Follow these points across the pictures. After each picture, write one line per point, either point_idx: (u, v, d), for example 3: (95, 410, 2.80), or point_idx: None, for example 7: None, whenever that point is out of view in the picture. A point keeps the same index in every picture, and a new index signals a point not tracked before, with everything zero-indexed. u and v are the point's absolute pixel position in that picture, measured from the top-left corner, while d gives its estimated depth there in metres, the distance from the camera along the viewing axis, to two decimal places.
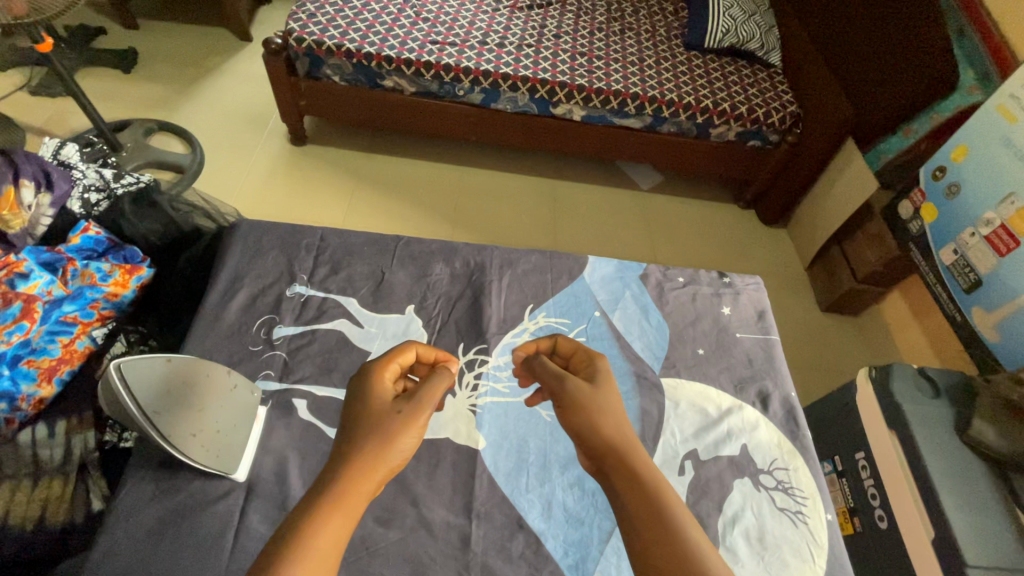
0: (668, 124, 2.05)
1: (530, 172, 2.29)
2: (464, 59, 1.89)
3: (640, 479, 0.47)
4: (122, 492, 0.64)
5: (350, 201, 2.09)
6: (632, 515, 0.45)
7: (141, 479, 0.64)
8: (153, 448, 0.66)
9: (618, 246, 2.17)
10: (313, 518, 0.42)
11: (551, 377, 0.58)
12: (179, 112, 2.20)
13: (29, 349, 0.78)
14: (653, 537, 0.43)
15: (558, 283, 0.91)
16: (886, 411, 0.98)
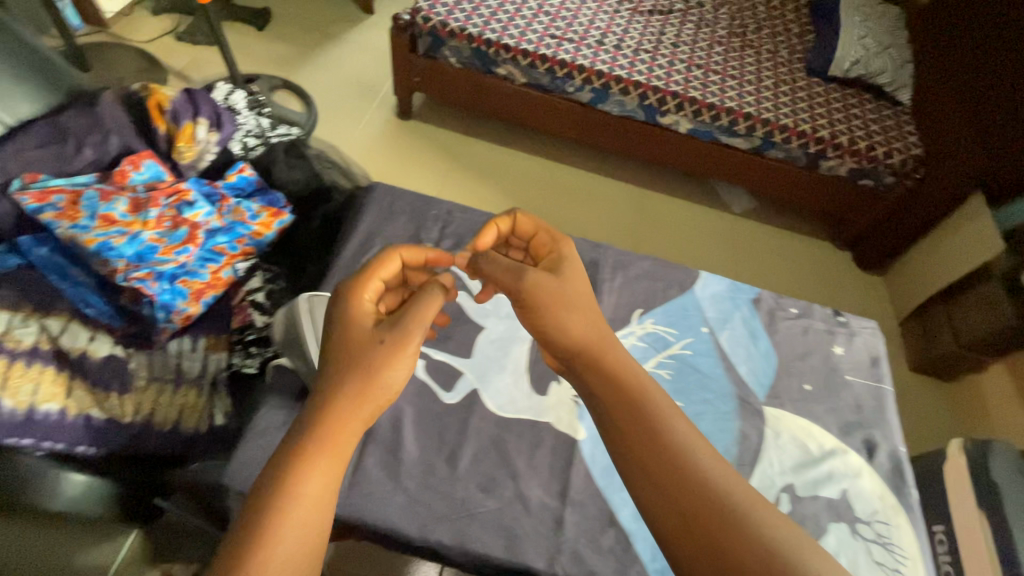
0: (776, 150, 1.97)
1: (623, 176, 2.28)
2: (580, 56, 1.90)
3: (623, 377, 0.53)
4: (260, 413, 0.70)
5: (444, 178, 2.15)
6: (616, 424, 0.51)
7: (277, 405, 0.70)
8: (289, 379, 0.73)
9: (699, 262, 2.14)
10: (292, 475, 0.45)
11: (511, 270, 0.61)
12: (301, 72, 2.33)
13: (184, 270, 0.83)
14: (635, 441, 0.49)
15: (669, 292, 0.91)
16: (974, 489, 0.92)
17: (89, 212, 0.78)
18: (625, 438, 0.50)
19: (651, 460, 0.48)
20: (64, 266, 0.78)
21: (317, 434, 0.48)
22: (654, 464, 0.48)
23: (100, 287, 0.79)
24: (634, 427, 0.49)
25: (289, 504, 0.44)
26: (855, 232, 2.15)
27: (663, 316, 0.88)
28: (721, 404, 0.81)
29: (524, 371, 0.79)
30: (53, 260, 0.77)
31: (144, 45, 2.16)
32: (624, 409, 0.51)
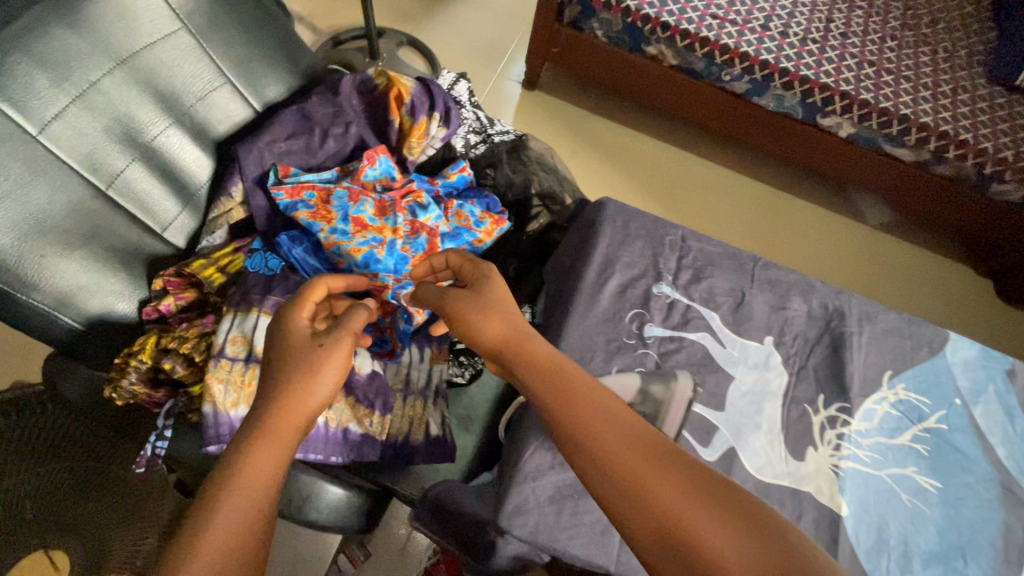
0: (944, 166, 1.80)
1: (756, 172, 2.14)
2: (744, 42, 1.73)
3: (540, 373, 0.56)
4: (525, 453, 0.68)
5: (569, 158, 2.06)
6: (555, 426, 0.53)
7: (541, 446, 0.68)
8: None
9: (824, 272, 2.02)
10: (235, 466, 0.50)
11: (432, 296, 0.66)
12: (424, 28, 2.21)
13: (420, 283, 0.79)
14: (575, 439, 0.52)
15: (918, 354, 0.84)
16: None
17: (341, 212, 0.75)
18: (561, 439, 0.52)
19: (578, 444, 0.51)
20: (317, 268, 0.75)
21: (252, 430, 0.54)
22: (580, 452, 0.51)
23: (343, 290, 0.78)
24: (562, 422, 0.53)
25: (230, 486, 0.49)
26: (1006, 261, 1.97)
27: (914, 382, 0.81)
28: (983, 490, 0.75)
29: (779, 432, 0.74)
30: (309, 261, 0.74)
31: None
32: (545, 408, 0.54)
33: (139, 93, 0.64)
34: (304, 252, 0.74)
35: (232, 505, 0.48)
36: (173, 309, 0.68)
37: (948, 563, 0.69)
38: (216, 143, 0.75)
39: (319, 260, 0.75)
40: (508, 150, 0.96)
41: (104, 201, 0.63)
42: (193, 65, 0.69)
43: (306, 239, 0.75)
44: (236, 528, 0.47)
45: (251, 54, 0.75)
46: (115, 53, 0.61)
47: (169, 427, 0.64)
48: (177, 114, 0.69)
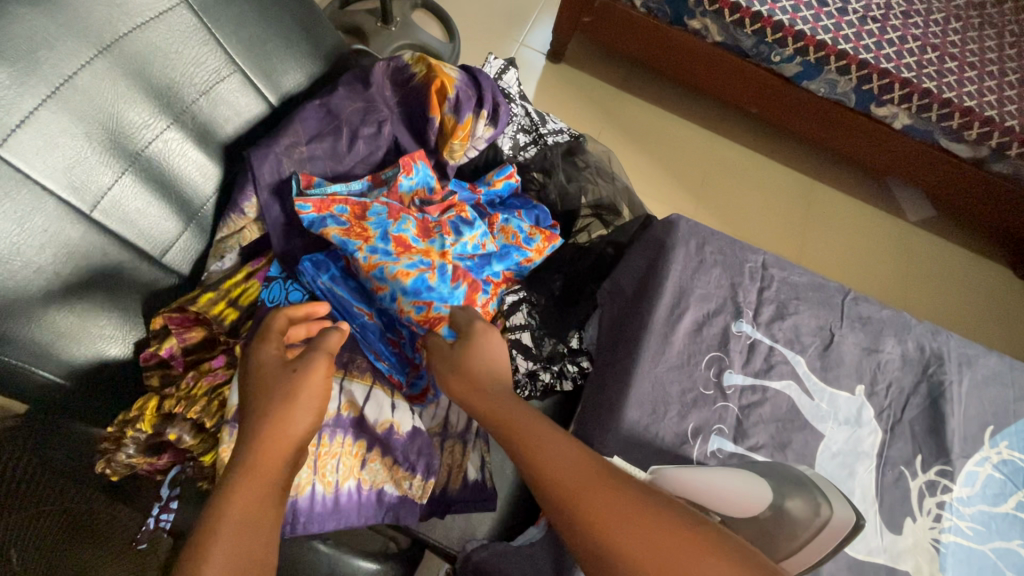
0: (1002, 164, 1.67)
1: (793, 161, 2.00)
2: (800, 19, 1.57)
3: (514, 422, 0.50)
4: None
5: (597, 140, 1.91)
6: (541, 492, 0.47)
7: None
8: None
9: (859, 271, 1.90)
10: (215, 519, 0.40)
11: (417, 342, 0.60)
12: None
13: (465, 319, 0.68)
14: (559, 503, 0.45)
15: (1021, 405, 0.74)
16: None
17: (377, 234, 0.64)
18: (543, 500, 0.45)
19: (552, 503, 0.44)
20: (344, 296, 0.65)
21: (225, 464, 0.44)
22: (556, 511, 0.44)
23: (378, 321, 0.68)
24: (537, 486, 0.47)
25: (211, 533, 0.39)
26: None
27: (1018, 439, 0.72)
28: None
29: (874, 500, 0.65)
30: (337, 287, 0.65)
31: None
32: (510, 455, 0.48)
33: (129, 88, 0.51)
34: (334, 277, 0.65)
35: (224, 544, 0.38)
36: (177, 352, 0.58)
37: None
38: (224, 147, 0.61)
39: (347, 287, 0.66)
40: (563, 153, 0.84)
41: (91, 227, 0.51)
42: (196, 50, 0.55)
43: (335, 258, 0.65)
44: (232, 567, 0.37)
45: (266, 35, 0.61)
46: (95, 38, 0.47)
47: (174, 497, 0.55)
48: (177, 113, 0.55)
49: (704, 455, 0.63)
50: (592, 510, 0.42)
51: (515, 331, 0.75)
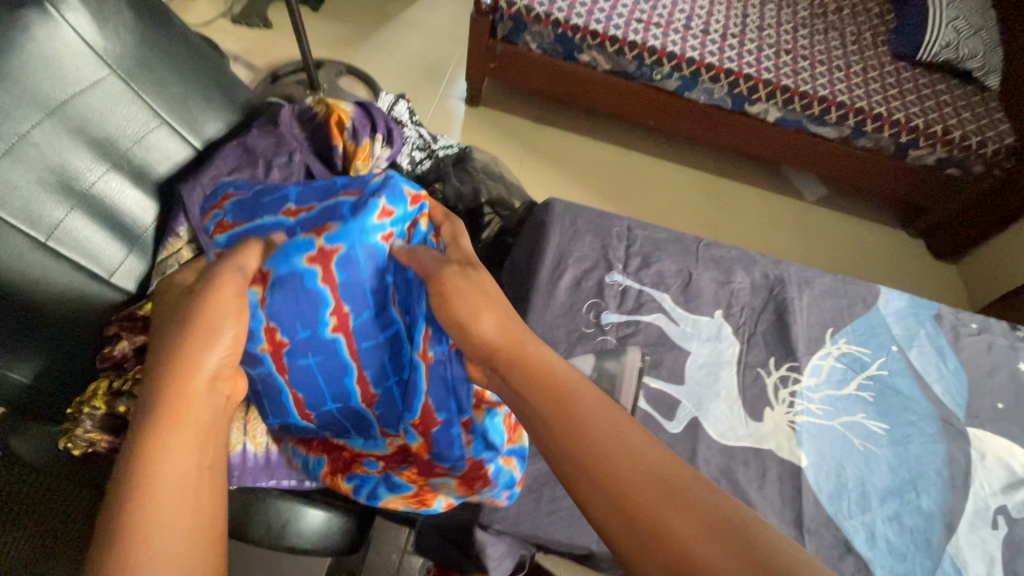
0: (865, 139, 1.93)
1: (697, 165, 2.24)
2: (670, 42, 1.84)
3: (545, 394, 0.52)
4: None
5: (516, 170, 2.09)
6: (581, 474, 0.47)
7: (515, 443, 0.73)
8: None
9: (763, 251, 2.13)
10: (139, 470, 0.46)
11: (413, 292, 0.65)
12: (363, 56, 2.26)
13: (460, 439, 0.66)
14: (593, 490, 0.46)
15: (854, 309, 0.90)
16: None
17: (343, 266, 0.64)
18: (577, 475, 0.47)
19: (590, 486, 0.46)
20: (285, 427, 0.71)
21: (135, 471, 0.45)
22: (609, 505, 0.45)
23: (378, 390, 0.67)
24: (578, 457, 0.48)
25: (142, 529, 0.43)
26: (931, 221, 2.15)
27: (854, 335, 0.88)
28: (925, 426, 0.81)
29: (737, 397, 0.79)
30: (275, 386, 0.66)
31: (200, 29, 2.14)
32: (566, 449, 0.49)
33: (72, 141, 0.64)
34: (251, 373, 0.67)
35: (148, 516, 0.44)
36: (129, 355, 0.68)
37: (902, 497, 0.75)
38: (158, 184, 0.75)
39: (318, 361, 0.65)
40: (454, 163, 0.98)
41: (44, 252, 0.62)
42: (127, 109, 0.69)
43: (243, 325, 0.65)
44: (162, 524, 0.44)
45: (187, 93, 0.76)
46: (43, 104, 0.61)
47: None
48: (114, 159, 0.69)
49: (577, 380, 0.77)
50: (633, 489, 0.44)
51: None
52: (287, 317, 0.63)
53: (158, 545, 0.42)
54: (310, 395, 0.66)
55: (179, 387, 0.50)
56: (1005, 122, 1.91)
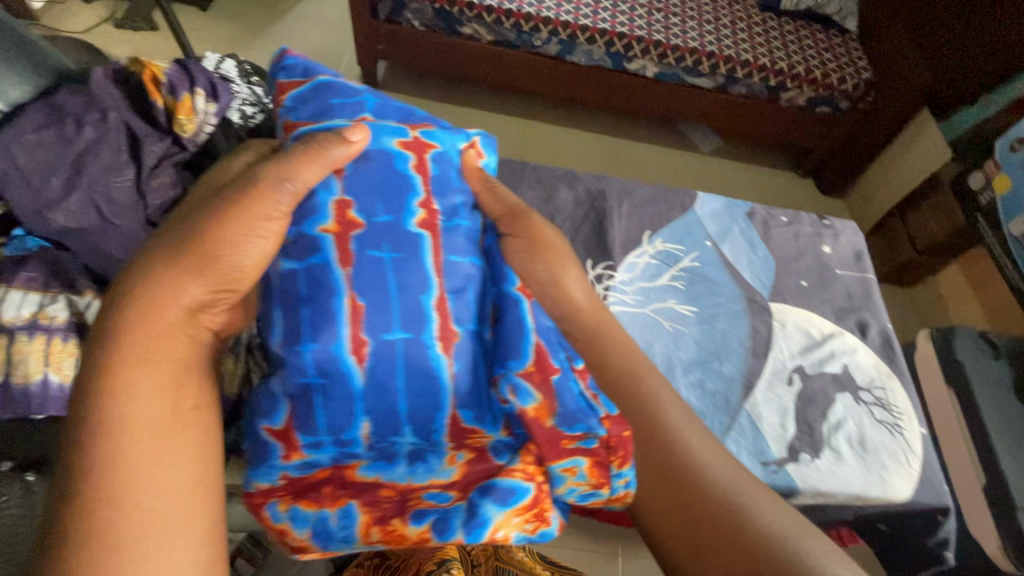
0: (739, 86, 2.05)
1: (596, 128, 2.33)
2: (545, 8, 1.91)
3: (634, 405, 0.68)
4: None
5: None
6: (651, 480, 0.65)
7: None
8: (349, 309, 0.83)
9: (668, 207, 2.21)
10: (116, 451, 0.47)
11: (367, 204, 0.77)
12: (257, 51, 2.26)
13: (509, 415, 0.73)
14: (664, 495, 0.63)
15: (672, 213, 0.98)
16: (954, 379, 1.41)
17: (433, 167, 0.84)
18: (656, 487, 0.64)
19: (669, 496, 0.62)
20: (307, 387, 0.67)
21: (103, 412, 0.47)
22: (677, 530, 0.61)
23: (459, 330, 0.75)
24: (655, 470, 0.65)
25: (129, 490, 0.45)
26: (816, 159, 2.28)
27: (670, 235, 0.95)
28: (731, 305, 0.89)
29: None
30: (330, 288, 0.69)
31: (81, 36, 2.10)
32: (651, 461, 0.65)
33: None
34: (299, 263, 0.70)
35: (125, 494, 0.45)
36: None
37: (706, 366, 0.83)
38: None
39: (391, 257, 0.73)
40: None
41: None
42: None
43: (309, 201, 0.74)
44: (149, 514, 0.45)
45: None
46: None
47: None
48: None
49: None
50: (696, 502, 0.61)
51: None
52: (371, 196, 0.76)
53: (147, 483, 0.46)
54: (373, 305, 0.70)
55: (144, 312, 0.53)
56: (864, 61, 2.06)
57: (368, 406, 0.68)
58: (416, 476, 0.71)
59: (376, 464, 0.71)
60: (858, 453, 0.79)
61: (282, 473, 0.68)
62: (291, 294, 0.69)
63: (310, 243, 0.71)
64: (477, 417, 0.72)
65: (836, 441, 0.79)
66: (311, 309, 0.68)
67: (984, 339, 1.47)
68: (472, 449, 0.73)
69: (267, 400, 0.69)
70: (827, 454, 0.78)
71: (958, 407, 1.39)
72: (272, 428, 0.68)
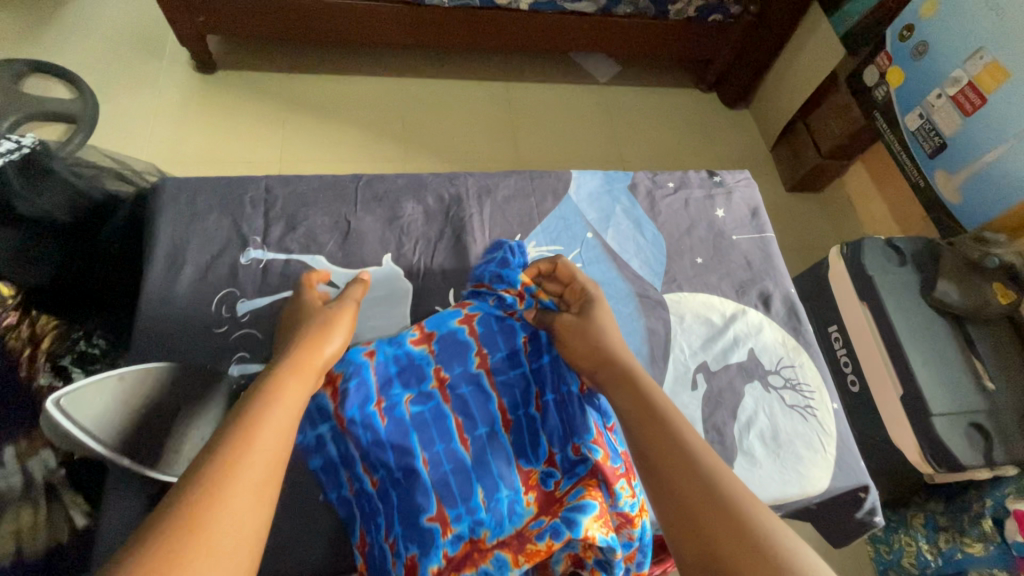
0: (623, 6, 1.85)
1: (480, 75, 2.08)
2: None
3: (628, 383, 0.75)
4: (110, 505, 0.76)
5: (282, 153, 1.81)
6: (638, 439, 0.69)
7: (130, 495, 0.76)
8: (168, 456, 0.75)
9: (582, 158, 2.02)
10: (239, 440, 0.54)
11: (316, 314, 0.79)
12: (49, 45, 1.81)
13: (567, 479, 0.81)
14: (653, 452, 0.66)
15: (543, 206, 1.03)
16: (866, 294, 1.40)
17: (480, 325, 0.90)
18: (643, 438, 0.68)
19: (653, 467, 0.65)
20: (435, 482, 0.77)
21: (250, 414, 0.57)
22: (666, 502, 0.62)
23: (515, 415, 0.85)
24: (640, 426, 0.69)
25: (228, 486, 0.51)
26: (715, 71, 2.13)
27: (544, 236, 1.00)
28: (625, 307, 0.92)
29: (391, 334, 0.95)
30: (442, 419, 0.83)
31: None
32: (636, 423, 0.70)
33: None
34: (405, 411, 0.82)
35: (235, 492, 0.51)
36: None
37: None
38: None
39: (467, 389, 0.86)
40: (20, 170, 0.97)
41: None
42: None
43: (405, 365, 0.86)
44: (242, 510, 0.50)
45: None
46: None
47: None
48: None
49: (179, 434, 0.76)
50: (677, 476, 0.63)
51: (75, 365, 0.95)
52: (447, 359, 0.87)
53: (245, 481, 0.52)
54: (465, 422, 0.83)
55: (294, 369, 0.65)
56: None
57: (478, 483, 0.78)
58: (515, 521, 0.76)
59: (495, 529, 0.75)
60: (770, 446, 0.83)
61: (433, 567, 0.72)
62: (379, 443, 0.78)
63: (405, 397, 0.83)
64: (533, 457, 0.83)
65: (748, 440, 0.84)
66: (422, 439, 0.80)
67: (891, 246, 1.45)
68: (536, 490, 0.80)
69: (410, 502, 0.76)
70: (743, 455, 0.83)
71: (873, 322, 1.38)
72: (395, 543, 0.75)
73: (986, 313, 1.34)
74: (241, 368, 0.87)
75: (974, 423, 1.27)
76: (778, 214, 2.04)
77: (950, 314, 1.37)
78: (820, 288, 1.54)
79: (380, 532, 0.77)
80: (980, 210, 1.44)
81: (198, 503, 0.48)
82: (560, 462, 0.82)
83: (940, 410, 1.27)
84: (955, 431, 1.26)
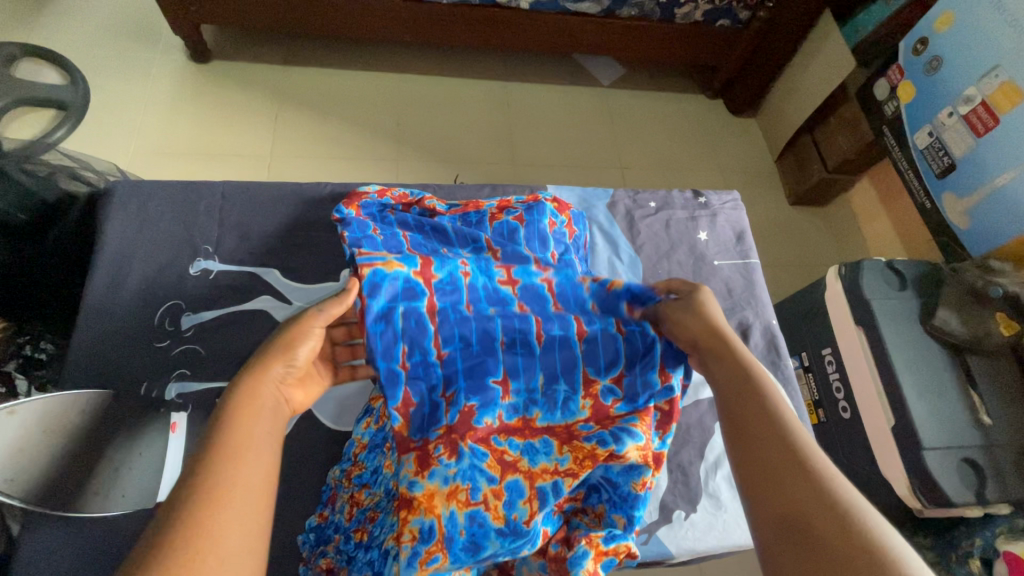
0: (628, 8, 1.79)
1: (479, 73, 2.04)
2: None
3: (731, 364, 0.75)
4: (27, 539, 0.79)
5: (272, 146, 1.78)
6: (739, 415, 0.70)
7: (46, 530, 0.79)
8: (32, 481, 0.76)
9: (579, 163, 1.97)
10: (218, 466, 0.56)
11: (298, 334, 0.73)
12: (44, 29, 1.79)
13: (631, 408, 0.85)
14: (758, 429, 0.67)
15: None
16: (860, 318, 1.35)
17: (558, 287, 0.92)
18: (748, 418, 0.69)
19: (752, 447, 0.66)
20: (509, 364, 0.84)
21: (228, 436, 0.59)
22: (762, 486, 0.63)
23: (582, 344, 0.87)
24: (744, 406, 0.70)
25: (200, 533, 0.51)
26: (721, 77, 2.08)
27: None
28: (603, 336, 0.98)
29: None
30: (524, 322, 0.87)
31: None
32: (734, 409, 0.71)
33: None
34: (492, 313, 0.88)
35: (219, 532, 0.52)
36: None
37: None
38: None
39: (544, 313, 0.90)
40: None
41: None
42: None
43: (493, 293, 0.90)
44: (220, 544, 0.51)
45: None
46: None
47: None
48: None
49: (45, 462, 0.77)
50: (778, 464, 0.63)
51: (20, 373, 1.03)
52: (530, 297, 0.91)
53: (218, 517, 0.52)
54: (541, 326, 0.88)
55: (254, 386, 0.65)
56: None
57: (544, 371, 0.85)
58: (568, 417, 0.84)
59: (548, 415, 0.84)
60: None
61: (488, 420, 0.80)
62: (464, 328, 0.85)
63: (495, 314, 0.87)
64: (601, 370, 0.86)
65: None
66: (505, 327, 0.86)
67: (891, 269, 1.39)
68: (593, 398, 0.85)
69: (479, 370, 0.83)
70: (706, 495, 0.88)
71: (868, 348, 1.33)
72: (454, 395, 0.81)
73: (987, 345, 1.29)
74: (180, 387, 0.91)
75: (968, 460, 1.22)
76: (778, 228, 1.99)
77: (948, 343, 1.32)
78: (815, 307, 1.49)
79: (435, 391, 0.81)
80: (988, 235, 1.38)
81: (187, 538, 0.50)
82: (626, 385, 0.86)
83: (931, 445, 1.22)
84: (948, 468, 1.21)
